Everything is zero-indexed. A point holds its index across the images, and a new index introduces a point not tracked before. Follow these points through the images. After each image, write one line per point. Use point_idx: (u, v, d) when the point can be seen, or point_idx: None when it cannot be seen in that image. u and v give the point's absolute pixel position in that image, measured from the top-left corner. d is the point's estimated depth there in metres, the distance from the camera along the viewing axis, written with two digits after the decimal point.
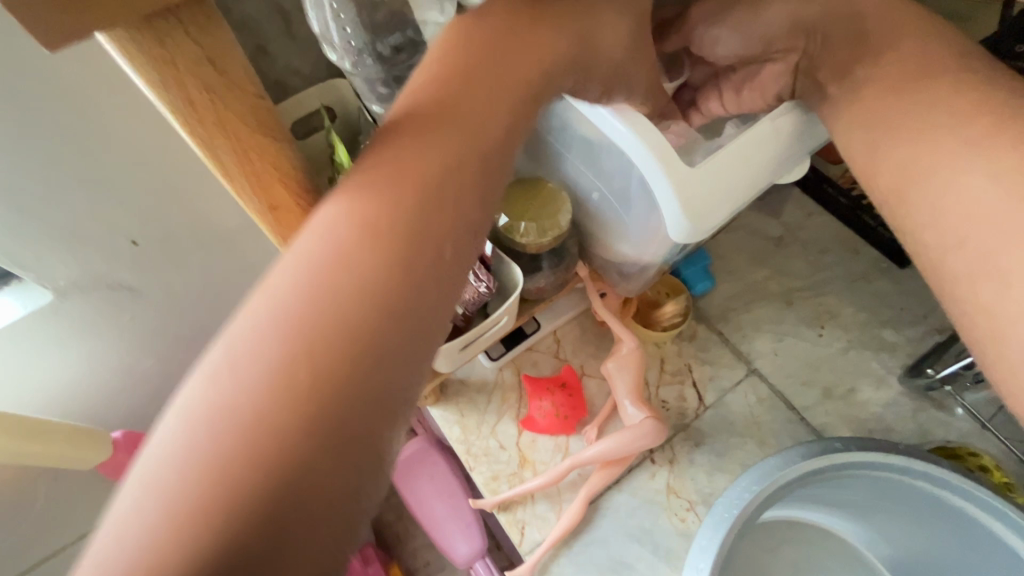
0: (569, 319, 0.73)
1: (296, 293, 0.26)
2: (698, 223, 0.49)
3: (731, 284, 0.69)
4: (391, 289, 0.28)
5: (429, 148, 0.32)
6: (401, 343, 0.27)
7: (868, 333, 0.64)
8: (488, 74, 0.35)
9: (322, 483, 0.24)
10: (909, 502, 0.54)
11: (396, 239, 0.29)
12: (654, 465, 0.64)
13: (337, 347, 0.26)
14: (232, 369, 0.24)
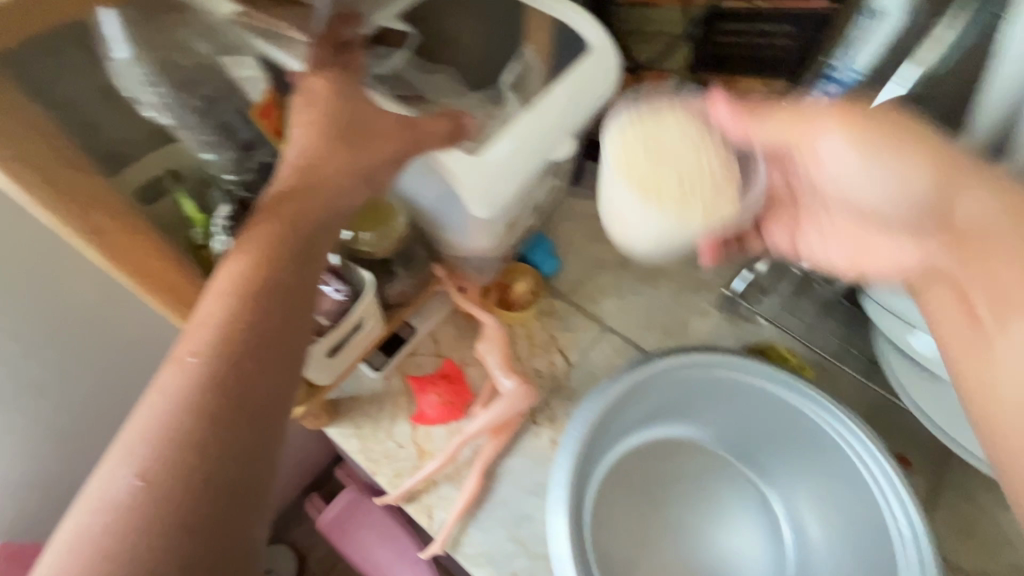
0: (443, 318, 0.76)
1: (202, 355, 0.34)
2: (491, 199, 0.50)
3: (575, 263, 0.84)
4: (249, 344, 0.36)
5: (288, 227, 0.40)
6: (262, 383, 0.35)
7: (689, 278, 0.82)
8: (337, 156, 0.42)
9: (225, 489, 0.32)
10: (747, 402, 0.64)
11: (251, 304, 0.37)
12: (537, 426, 0.70)
13: (224, 393, 0.34)
14: (176, 414, 0.33)
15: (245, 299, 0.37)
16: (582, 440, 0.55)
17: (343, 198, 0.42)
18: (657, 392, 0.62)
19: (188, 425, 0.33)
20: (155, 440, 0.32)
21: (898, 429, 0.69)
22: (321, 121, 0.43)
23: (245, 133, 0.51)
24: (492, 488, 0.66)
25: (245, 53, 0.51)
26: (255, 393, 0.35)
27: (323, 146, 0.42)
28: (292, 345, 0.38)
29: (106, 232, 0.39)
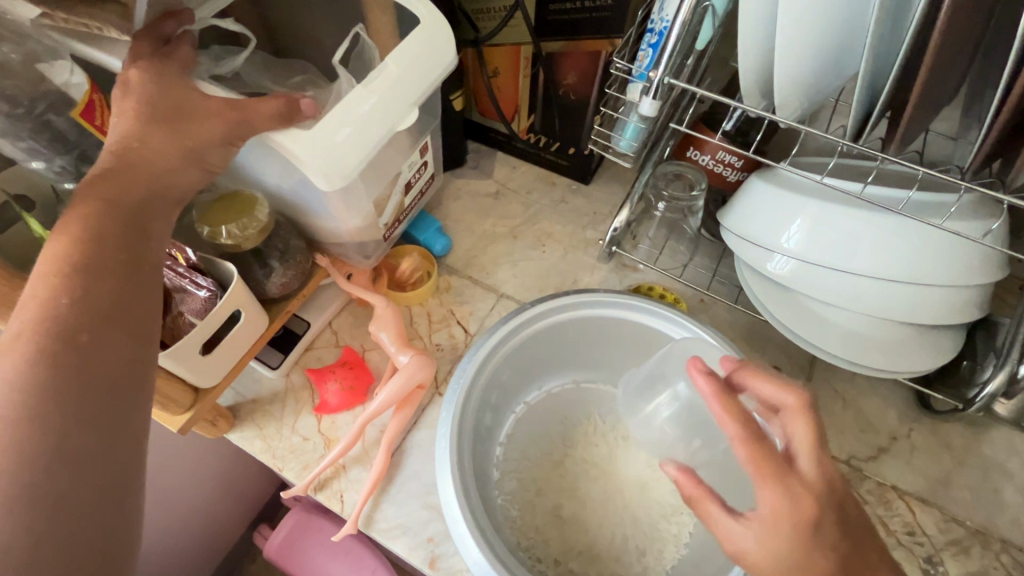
0: (338, 309, 0.77)
1: (30, 331, 0.35)
2: (341, 172, 0.51)
3: (467, 240, 0.86)
4: (78, 320, 0.36)
5: (113, 205, 0.40)
6: (102, 353, 0.36)
7: (575, 238, 0.87)
8: (153, 139, 0.43)
9: (70, 458, 0.33)
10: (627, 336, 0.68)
11: (78, 277, 0.37)
12: (442, 397, 0.72)
13: (59, 364, 0.34)
14: (4, 393, 0.33)
15: (72, 274, 0.37)
16: (461, 393, 0.56)
17: (170, 177, 0.44)
18: (537, 341, 0.65)
19: (18, 402, 0.33)
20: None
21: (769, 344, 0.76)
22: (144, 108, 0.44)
23: (74, 136, 0.52)
24: (401, 462, 0.67)
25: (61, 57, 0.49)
26: (94, 363, 0.36)
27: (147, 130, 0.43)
28: (131, 314, 0.39)
29: None
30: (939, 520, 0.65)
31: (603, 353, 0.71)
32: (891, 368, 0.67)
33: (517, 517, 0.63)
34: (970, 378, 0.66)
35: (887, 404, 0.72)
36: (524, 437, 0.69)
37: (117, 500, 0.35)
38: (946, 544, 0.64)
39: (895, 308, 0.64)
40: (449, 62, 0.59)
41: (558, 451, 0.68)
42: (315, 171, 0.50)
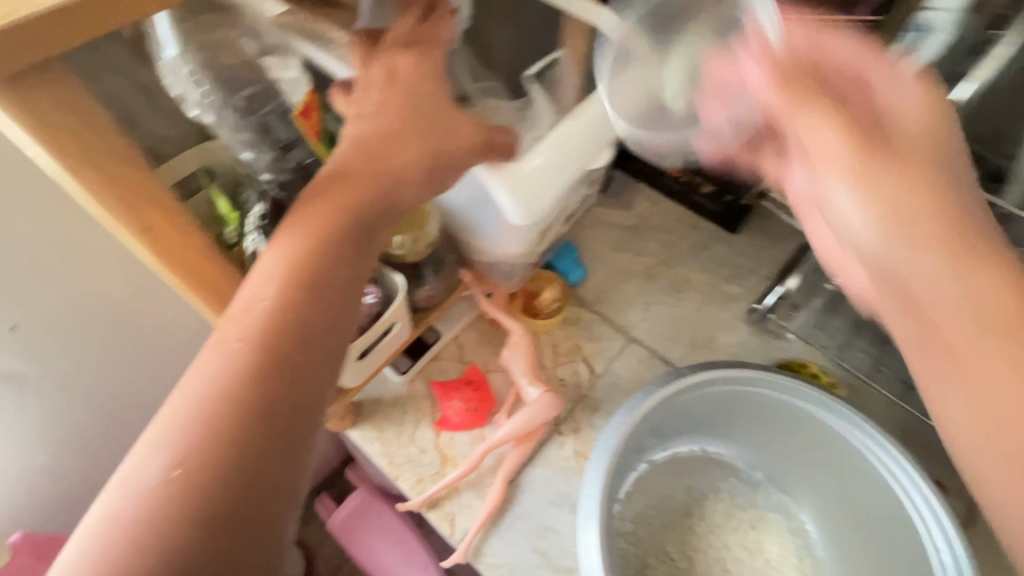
0: (466, 323, 0.75)
1: (244, 340, 0.33)
2: (532, 206, 0.49)
3: (601, 272, 0.83)
4: (293, 334, 0.33)
5: (340, 212, 0.36)
6: (302, 379, 0.33)
7: (716, 290, 0.81)
8: (402, 136, 0.39)
9: (259, 485, 0.31)
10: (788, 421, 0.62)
11: (294, 291, 0.34)
12: (561, 436, 0.69)
13: (264, 384, 0.32)
14: (217, 399, 0.32)
15: (289, 284, 0.34)
16: (613, 452, 0.53)
17: (399, 184, 0.38)
18: (694, 406, 0.62)
19: (228, 413, 0.31)
20: (193, 424, 0.31)
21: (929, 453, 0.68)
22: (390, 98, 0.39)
23: (284, 133, 0.52)
24: (515, 497, 0.65)
25: (291, 54, 0.49)
26: (293, 387, 0.33)
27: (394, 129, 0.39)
28: (332, 339, 0.35)
29: (162, 235, 0.33)
30: None
31: (759, 429, 0.65)
32: None
33: None
34: None
35: None
36: (652, 502, 0.65)
37: (273, 545, 0.31)
38: None
39: None
40: None
41: (683, 523, 0.64)
42: (508, 203, 0.48)
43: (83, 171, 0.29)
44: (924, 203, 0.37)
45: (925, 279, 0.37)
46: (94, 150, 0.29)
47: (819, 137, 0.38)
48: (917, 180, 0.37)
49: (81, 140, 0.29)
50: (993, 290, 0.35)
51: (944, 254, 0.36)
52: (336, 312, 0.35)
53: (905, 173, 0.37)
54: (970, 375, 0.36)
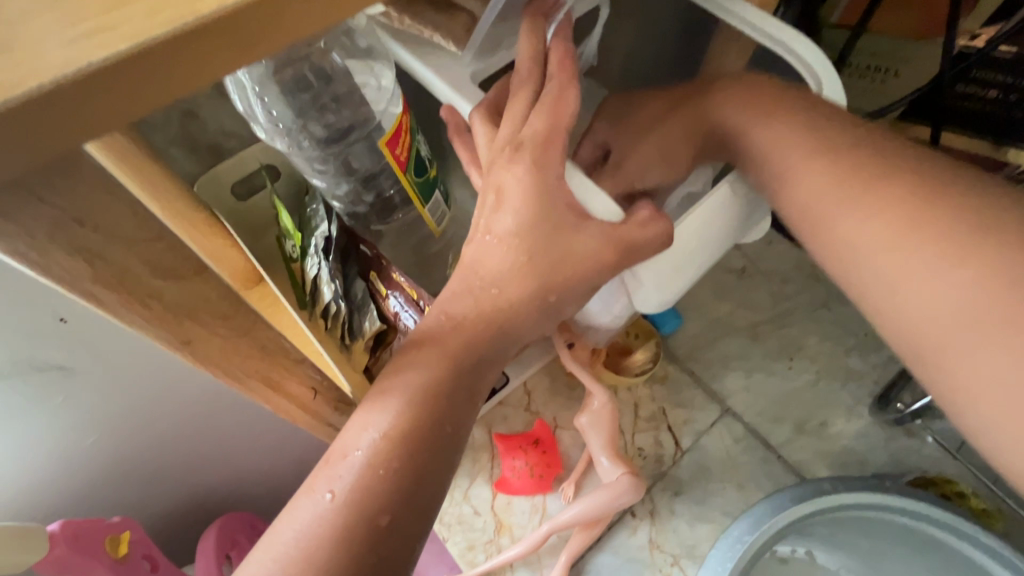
0: (538, 368, 0.66)
1: (339, 497, 0.27)
2: (669, 294, 0.39)
3: (698, 323, 0.71)
4: (394, 498, 0.27)
5: (463, 349, 0.30)
6: (399, 555, 0.27)
7: (835, 364, 0.69)
8: (557, 254, 0.30)
9: None
10: (920, 548, 0.54)
11: (405, 442, 0.28)
12: (635, 520, 0.60)
13: (356, 558, 0.26)
14: (298, 569, 0.26)
15: (397, 437, 0.28)
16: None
17: (511, 320, 0.30)
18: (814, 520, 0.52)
19: None
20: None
21: None
22: (524, 169, 0.30)
23: (367, 165, 0.44)
24: None
25: (382, 63, 0.41)
26: (389, 565, 0.27)
27: (522, 210, 0.30)
28: (437, 500, 0.29)
29: (204, 344, 0.26)
30: None
31: (882, 553, 0.55)
32: None
33: None
34: None
35: None
36: None
37: None
38: None
39: None
40: None
41: None
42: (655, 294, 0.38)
43: (114, 300, 0.20)
44: (871, 182, 0.35)
45: (924, 300, 0.33)
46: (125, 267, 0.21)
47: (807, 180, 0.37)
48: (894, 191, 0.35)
49: (108, 265, 0.20)
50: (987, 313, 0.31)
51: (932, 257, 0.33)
52: (443, 468, 0.29)
53: (919, 209, 0.34)
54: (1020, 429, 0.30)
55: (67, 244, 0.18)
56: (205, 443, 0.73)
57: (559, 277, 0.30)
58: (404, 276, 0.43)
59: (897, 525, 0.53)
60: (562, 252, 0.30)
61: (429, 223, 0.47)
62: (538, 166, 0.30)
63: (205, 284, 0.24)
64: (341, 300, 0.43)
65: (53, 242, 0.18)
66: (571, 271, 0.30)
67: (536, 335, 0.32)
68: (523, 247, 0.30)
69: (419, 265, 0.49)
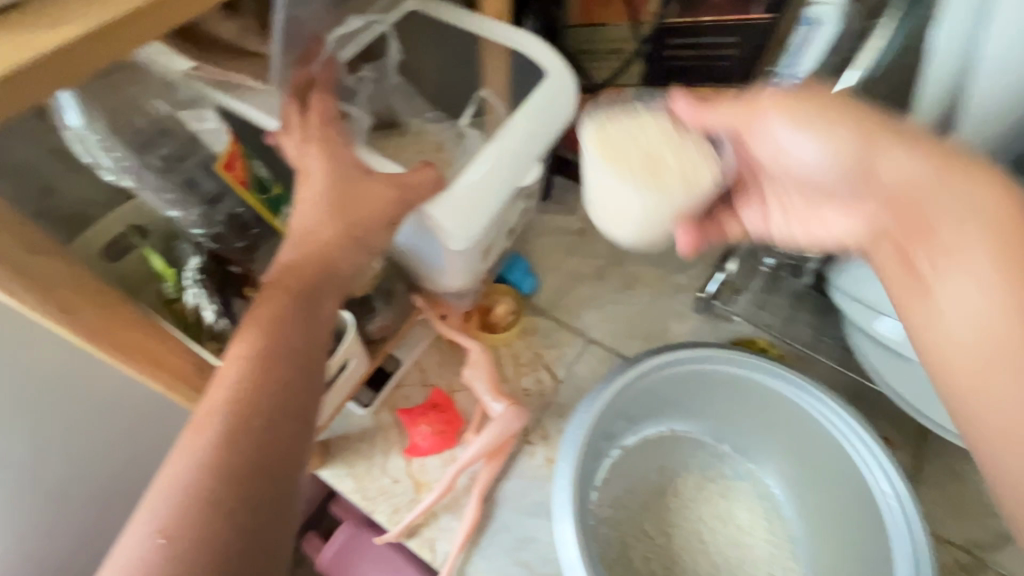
0: (425, 347, 0.76)
1: (217, 410, 0.37)
2: (461, 227, 0.49)
3: (554, 279, 0.85)
4: (260, 399, 0.38)
5: (295, 287, 0.41)
6: (272, 442, 0.37)
7: (665, 283, 0.84)
8: (352, 211, 0.42)
9: (232, 541, 0.34)
10: (750, 397, 0.65)
11: (260, 363, 0.39)
12: (531, 446, 0.70)
13: (248, 447, 0.36)
14: (196, 463, 0.35)
15: (255, 356, 0.39)
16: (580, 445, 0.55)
17: (333, 255, 0.42)
18: (647, 390, 0.64)
19: (202, 476, 0.35)
20: (182, 497, 0.34)
21: (877, 412, 0.71)
22: (319, 155, 0.43)
23: (210, 185, 0.51)
24: (492, 514, 0.66)
25: (204, 105, 0.49)
26: (265, 450, 0.37)
27: (321, 178, 0.42)
28: (298, 397, 0.39)
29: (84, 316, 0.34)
30: None
31: (721, 409, 0.68)
32: None
33: (615, 569, 0.61)
34: None
35: None
36: (635, 491, 0.66)
37: None
38: None
39: None
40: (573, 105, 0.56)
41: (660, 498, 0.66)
42: (446, 230, 0.49)
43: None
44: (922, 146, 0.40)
45: (959, 303, 0.38)
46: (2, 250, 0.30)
47: (773, 122, 0.44)
48: (949, 165, 0.39)
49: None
50: (997, 285, 0.37)
51: (991, 253, 0.37)
52: (296, 375, 0.40)
53: (965, 191, 0.38)
54: (998, 393, 0.36)
55: None
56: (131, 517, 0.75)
57: (357, 216, 0.42)
58: None
59: (732, 383, 0.64)
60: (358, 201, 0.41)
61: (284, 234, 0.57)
62: (327, 151, 0.43)
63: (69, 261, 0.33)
64: (222, 318, 0.53)
65: None
66: (367, 208, 0.42)
67: (357, 267, 0.43)
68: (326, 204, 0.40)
69: None
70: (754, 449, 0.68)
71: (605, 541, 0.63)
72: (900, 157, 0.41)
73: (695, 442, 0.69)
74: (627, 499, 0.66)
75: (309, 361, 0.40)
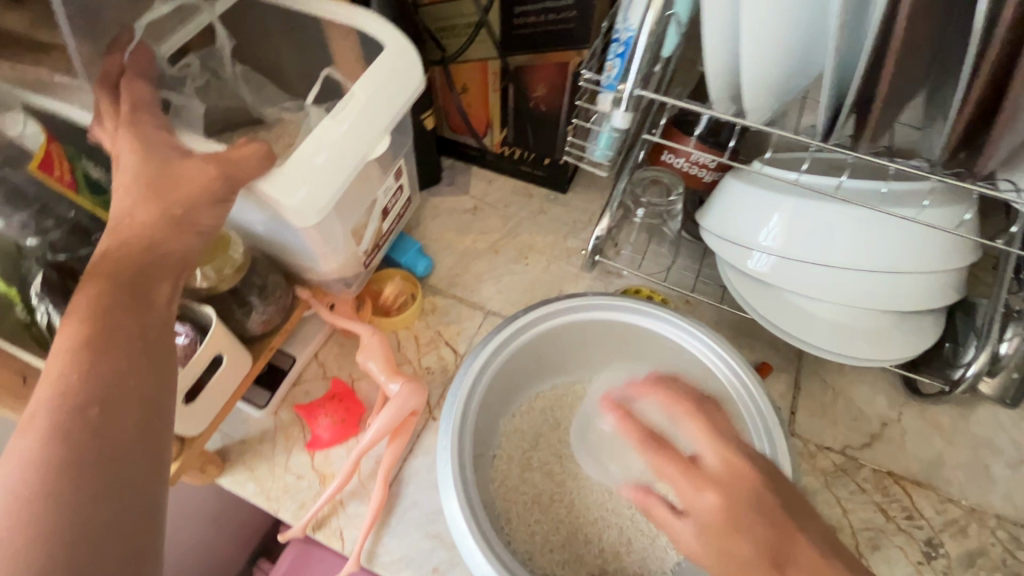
0: (322, 340, 0.75)
1: (42, 409, 0.33)
2: (308, 205, 0.49)
3: (450, 258, 0.86)
4: (94, 385, 0.34)
5: (124, 272, 0.38)
6: (115, 428, 0.34)
7: (558, 249, 0.87)
8: (177, 185, 0.40)
9: (85, 533, 0.30)
10: (632, 336, 0.69)
11: (91, 350, 0.35)
12: (436, 421, 0.71)
13: (78, 442, 0.32)
14: (23, 465, 0.31)
15: (81, 345, 0.35)
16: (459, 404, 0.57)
17: (155, 239, 0.39)
18: (537, 346, 0.66)
19: (31, 476, 0.30)
20: (4, 504, 0.30)
21: (757, 341, 0.76)
22: (127, 140, 0.41)
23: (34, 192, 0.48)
24: (400, 493, 0.66)
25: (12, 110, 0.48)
26: (107, 437, 0.33)
27: (131, 160, 0.40)
28: (144, 381, 0.36)
29: None
30: (934, 501, 0.65)
31: (612, 354, 0.71)
32: (877, 357, 0.66)
33: (525, 522, 0.62)
34: (952, 359, 0.66)
35: (876, 389, 0.72)
36: (539, 445, 0.68)
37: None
38: (944, 525, 0.64)
39: (872, 297, 0.63)
40: (421, 75, 0.57)
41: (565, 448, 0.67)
42: (291, 209, 0.48)
43: None
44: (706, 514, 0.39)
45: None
46: None
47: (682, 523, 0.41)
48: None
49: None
50: None
51: None
52: (137, 359, 0.36)
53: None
54: None
55: None
56: None
57: (174, 194, 0.40)
58: None
59: (611, 326, 0.68)
60: (173, 179, 0.40)
61: None
62: (136, 132, 0.41)
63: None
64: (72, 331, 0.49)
65: None
66: (185, 190, 0.40)
67: (190, 250, 0.41)
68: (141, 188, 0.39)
69: None
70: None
71: (512, 498, 0.64)
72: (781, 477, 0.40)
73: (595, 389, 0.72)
74: (534, 455, 0.67)
75: (151, 343, 0.37)
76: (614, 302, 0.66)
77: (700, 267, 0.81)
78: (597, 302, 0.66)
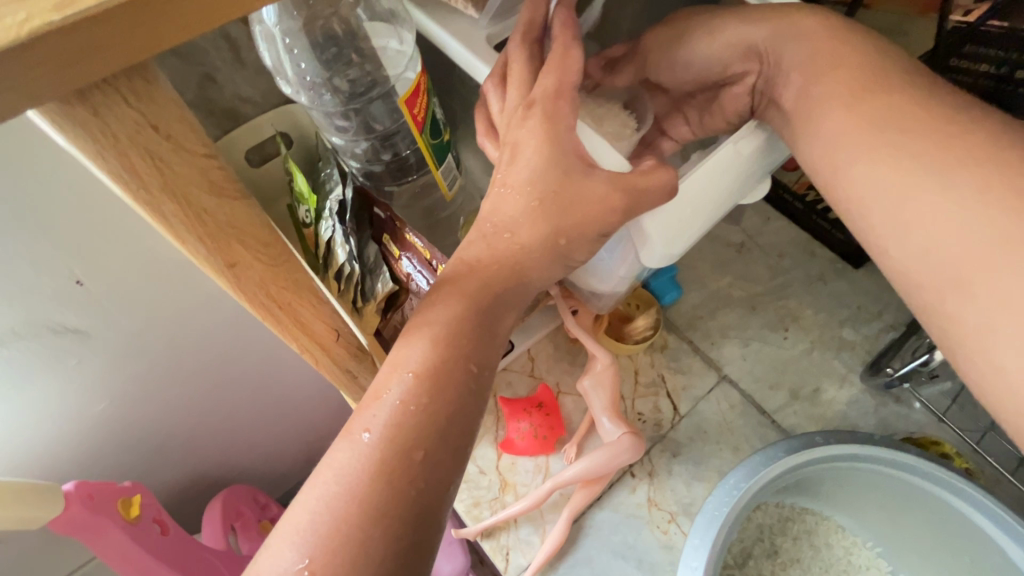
0: (542, 335, 0.68)
1: (376, 434, 0.30)
2: (674, 243, 0.42)
3: (697, 294, 0.73)
4: (430, 427, 0.30)
5: (475, 299, 0.33)
6: (435, 481, 0.30)
7: (828, 334, 0.71)
8: (570, 218, 0.33)
9: None
10: (908, 496, 0.55)
11: (432, 381, 0.31)
12: (634, 479, 0.63)
13: (397, 486, 0.29)
14: (350, 492, 0.29)
15: (426, 372, 0.31)
16: (724, 522, 0.47)
17: (525, 261, 0.34)
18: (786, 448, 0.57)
19: (356, 511, 0.28)
20: (324, 528, 0.28)
21: None
22: (537, 126, 0.33)
23: (384, 124, 0.48)
24: (577, 539, 0.61)
25: (405, 27, 0.44)
26: (427, 492, 0.29)
27: (548, 163, 0.33)
28: (468, 435, 0.31)
29: (248, 268, 0.28)
30: None
31: (872, 503, 0.57)
32: None
33: None
34: None
35: None
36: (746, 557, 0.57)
37: None
38: None
39: None
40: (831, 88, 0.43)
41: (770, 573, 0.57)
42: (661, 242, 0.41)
43: (171, 208, 0.23)
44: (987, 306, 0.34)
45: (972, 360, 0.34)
46: (185, 181, 0.23)
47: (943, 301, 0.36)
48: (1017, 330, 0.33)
49: (171, 179, 0.22)
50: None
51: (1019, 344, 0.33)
52: (468, 405, 0.31)
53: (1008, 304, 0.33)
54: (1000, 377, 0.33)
55: (135, 154, 0.21)
56: (220, 411, 0.75)
57: (570, 225, 0.34)
58: (418, 238, 0.47)
59: (888, 481, 0.55)
60: (574, 197, 0.33)
61: (441, 186, 0.50)
62: (554, 119, 0.33)
63: (249, 210, 0.26)
64: (355, 261, 0.47)
65: (127, 145, 0.20)
66: (581, 217, 0.33)
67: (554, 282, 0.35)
68: (534, 197, 0.33)
69: (431, 227, 0.54)
70: (905, 565, 0.58)
71: None
72: (874, 154, 0.38)
73: (832, 526, 0.59)
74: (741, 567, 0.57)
75: (484, 390, 0.32)
76: (926, 462, 0.52)
77: (994, 426, 0.64)
78: (888, 451, 0.52)
